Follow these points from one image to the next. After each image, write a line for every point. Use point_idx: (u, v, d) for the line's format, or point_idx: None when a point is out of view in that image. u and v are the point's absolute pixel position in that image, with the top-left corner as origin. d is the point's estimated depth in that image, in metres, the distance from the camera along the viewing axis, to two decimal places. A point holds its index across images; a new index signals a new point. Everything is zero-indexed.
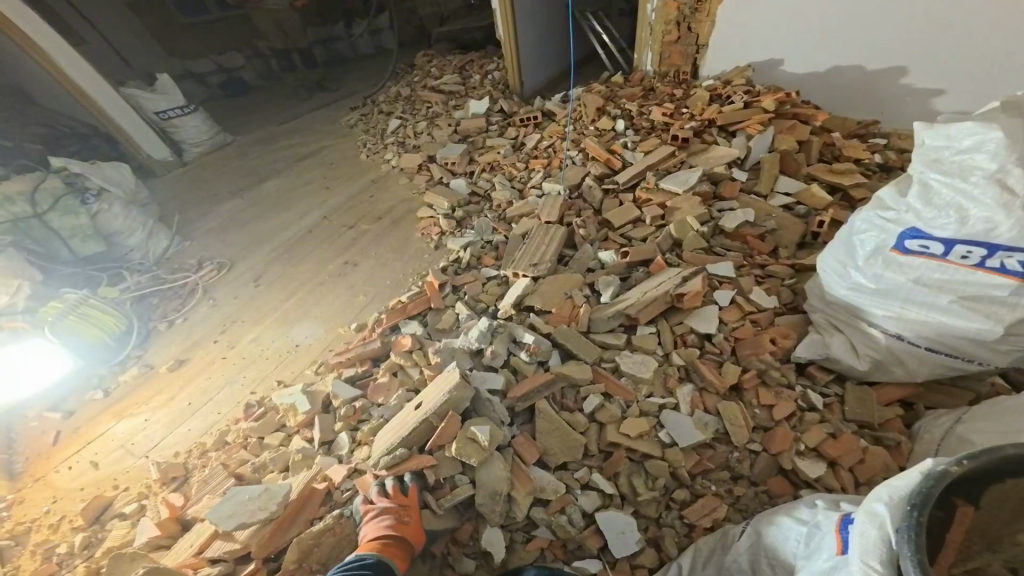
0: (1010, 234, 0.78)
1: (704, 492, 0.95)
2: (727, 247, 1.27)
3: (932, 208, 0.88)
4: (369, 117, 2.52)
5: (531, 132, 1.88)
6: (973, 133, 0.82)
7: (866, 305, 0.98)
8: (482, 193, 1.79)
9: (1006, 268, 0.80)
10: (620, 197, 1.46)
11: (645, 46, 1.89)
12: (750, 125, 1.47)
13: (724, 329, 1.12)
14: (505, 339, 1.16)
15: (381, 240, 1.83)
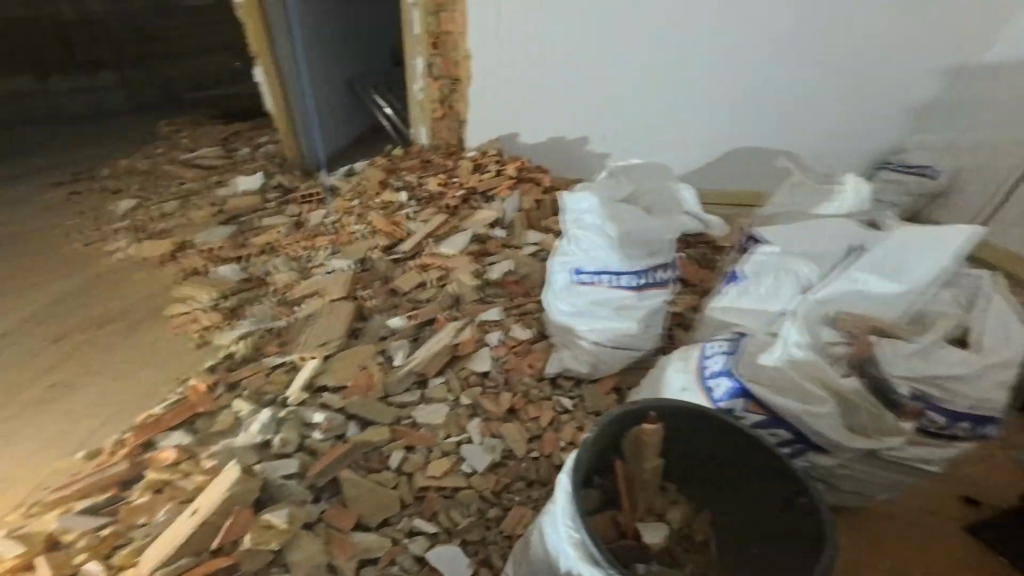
0: (619, 264, 1.18)
1: (508, 506, 1.12)
2: (496, 294, 1.49)
3: (585, 255, 1.21)
4: (85, 196, 2.11)
5: (314, 207, 1.86)
6: (587, 202, 1.19)
7: (572, 326, 1.26)
8: (258, 277, 1.63)
9: (624, 285, 1.20)
10: (406, 265, 1.57)
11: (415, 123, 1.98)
12: (502, 190, 1.76)
13: (497, 367, 1.31)
14: (295, 426, 1.16)
15: (130, 344, 1.53)
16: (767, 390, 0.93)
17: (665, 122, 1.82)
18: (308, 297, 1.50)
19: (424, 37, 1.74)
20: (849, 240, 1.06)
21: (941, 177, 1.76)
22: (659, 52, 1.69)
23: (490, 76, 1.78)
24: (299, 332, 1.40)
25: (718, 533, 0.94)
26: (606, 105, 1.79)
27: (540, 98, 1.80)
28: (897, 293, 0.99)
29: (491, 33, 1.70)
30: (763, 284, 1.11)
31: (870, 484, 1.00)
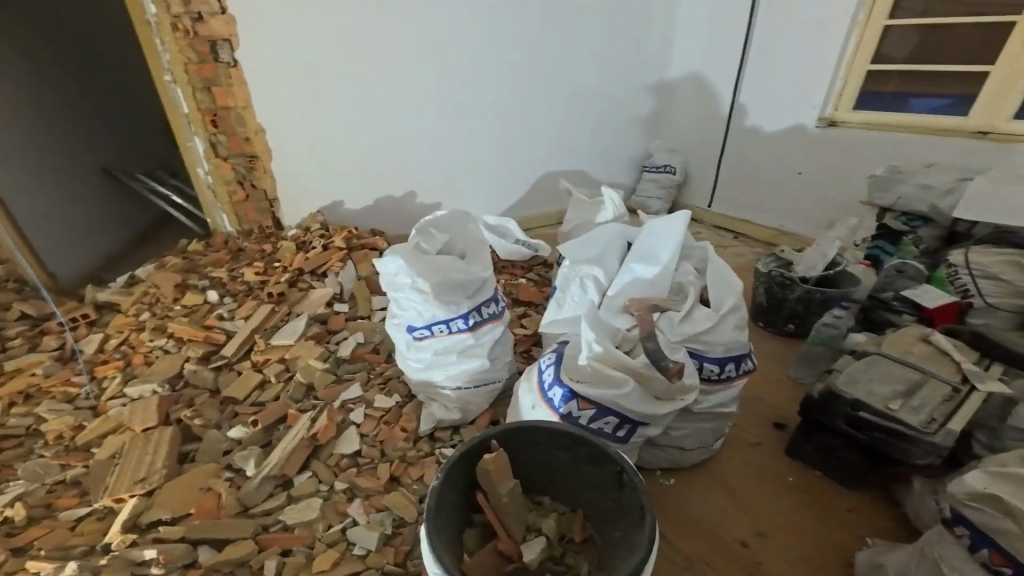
0: (444, 312, 1.19)
1: (420, 570, 0.99)
2: (352, 370, 1.42)
3: (414, 315, 1.21)
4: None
5: (87, 332, 1.54)
6: (394, 263, 1.18)
7: (429, 379, 1.27)
8: (21, 431, 1.24)
9: (458, 329, 1.21)
10: (236, 367, 1.39)
11: (216, 210, 1.90)
12: (333, 262, 1.74)
13: (369, 441, 1.23)
14: (122, 568, 0.94)
15: None
16: (590, 387, 1.00)
17: (451, 172, 2.27)
18: (108, 434, 1.22)
19: (198, 115, 1.73)
20: (620, 240, 1.32)
21: (678, 171, 2.76)
22: (426, 111, 2.08)
23: (290, 153, 1.89)
24: (105, 477, 1.11)
25: (595, 527, 0.96)
26: (398, 159, 2.11)
27: (337, 161, 1.98)
28: (656, 275, 1.20)
29: (273, 108, 1.79)
30: (572, 293, 1.26)
31: (701, 434, 1.23)
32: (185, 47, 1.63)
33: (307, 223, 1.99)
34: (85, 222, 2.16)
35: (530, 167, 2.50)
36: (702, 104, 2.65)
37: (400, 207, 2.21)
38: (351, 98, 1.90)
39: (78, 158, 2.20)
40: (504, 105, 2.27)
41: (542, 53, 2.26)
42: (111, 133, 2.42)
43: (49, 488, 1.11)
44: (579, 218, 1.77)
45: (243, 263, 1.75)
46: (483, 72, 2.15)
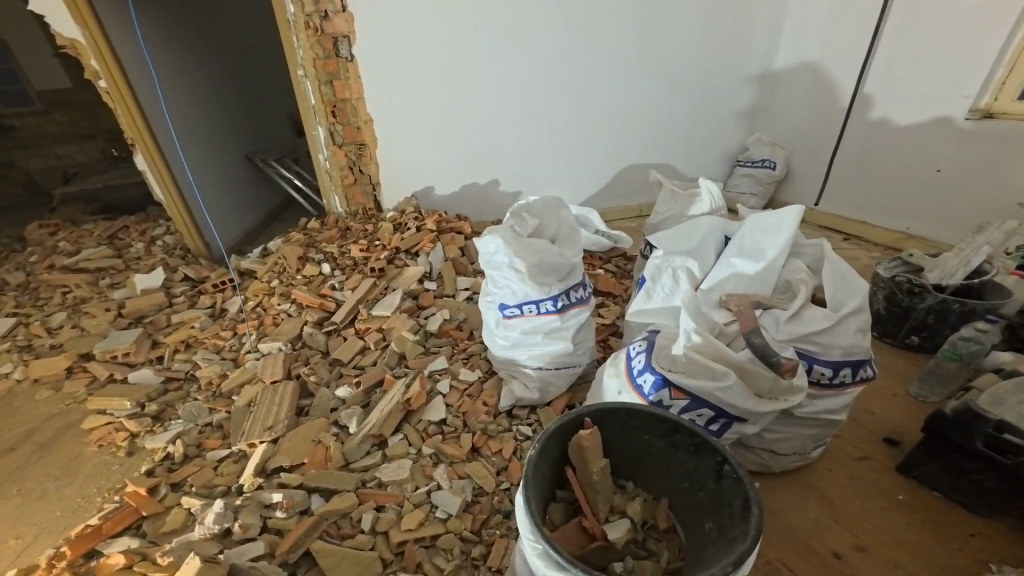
0: (535, 293, 1.22)
1: (495, 539, 1.05)
2: (439, 344, 1.52)
3: (509, 295, 1.25)
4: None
5: (230, 295, 1.80)
6: (493, 242, 1.24)
7: (512, 358, 1.32)
8: (182, 376, 1.51)
9: (547, 310, 1.24)
10: (343, 333, 1.56)
11: (330, 191, 2.12)
12: (426, 243, 1.86)
13: (453, 412, 1.31)
14: (254, 509, 1.07)
15: (19, 475, 1.28)
16: (683, 377, 0.98)
17: (541, 160, 2.32)
18: (244, 384, 1.42)
19: (321, 106, 1.93)
20: (718, 234, 1.26)
21: (779, 166, 2.55)
22: (517, 103, 2.14)
23: (398, 140, 2.05)
24: (243, 423, 1.29)
25: (678, 518, 0.96)
26: (487, 149, 2.20)
27: (438, 150, 2.12)
28: (764, 269, 1.13)
29: (384, 101, 1.96)
30: (664, 284, 1.23)
31: (799, 440, 1.14)
32: (315, 44, 1.82)
33: (404, 207, 2.15)
34: (231, 199, 2.51)
35: (614, 159, 2.46)
36: (816, 92, 2.41)
37: (487, 194, 2.30)
38: (449, 91, 2.01)
39: (227, 146, 2.56)
40: (594, 97, 2.26)
41: (637, 42, 2.20)
42: (250, 122, 2.79)
43: (199, 429, 1.32)
44: (671, 210, 1.70)
45: (349, 241, 1.93)
46: (574, 63, 2.14)
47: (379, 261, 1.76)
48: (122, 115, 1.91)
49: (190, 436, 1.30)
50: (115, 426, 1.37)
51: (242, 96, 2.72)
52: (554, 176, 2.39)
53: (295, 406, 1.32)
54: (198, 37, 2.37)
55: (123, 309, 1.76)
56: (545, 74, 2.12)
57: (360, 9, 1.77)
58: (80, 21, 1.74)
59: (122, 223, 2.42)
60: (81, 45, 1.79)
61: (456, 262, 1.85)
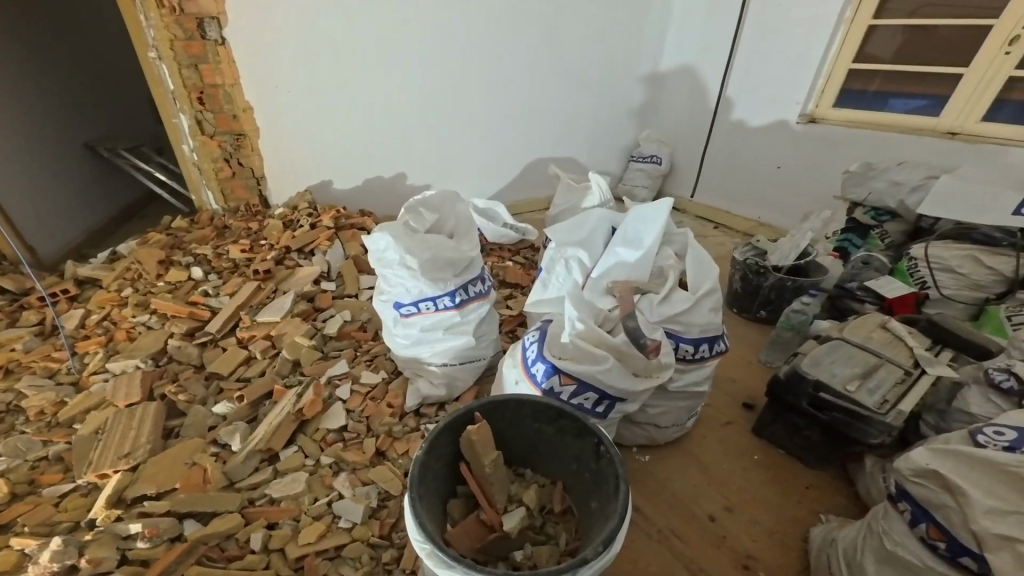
0: (431, 289, 1.21)
1: (406, 541, 1.04)
2: (339, 347, 1.45)
3: (403, 292, 1.22)
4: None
5: (69, 309, 1.52)
6: (384, 239, 1.18)
7: (415, 356, 1.31)
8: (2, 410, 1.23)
9: (445, 306, 1.24)
10: (222, 343, 1.40)
11: (201, 187, 1.87)
12: (320, 240, 1.74)
13: (356, 417, 1.26)
14: (109, 541, 0.94)
15: None
16: (572, 363, 1.05)
17: (445, 152, 2.28)
18: (91, 410, 1.22)
19: (184, 92, 1.70)
20: (605, 226, 1.36)
21: (664, 162, 2.81)
22: (415, 93, 2.05)
23: (282, 129, 1.86)
24: (92, 450, 1.10)
25: (572, 498, 1.04)
26: (387, 141, 2.09)
27: (330, 142, 1.97)
28: (640, 257, 1.25)
29: (262, 86, 1.76)
30: (557, 273, 1.30)
31: (676, 412, 1.29)
32: (172, 25, 1.59)
33: (296, 202, 1.98)
34: (65, 195, 2.11)
35: (517, 152, 2.50)
36: (692, 95, 2.69)
37: (388, 188, 2.21)
38: (339, 78, 1.87)
39: (57, 132, 2.13)
40: (494, 88, 2.25)
41: (533, 37, 2.23)
42: (92, 101, 2.37)
43: (31, 465, 1.11)
44: (569, 203, 1.78)
45: (229, 241, 1.74)
46: (472, 54, 2.11)
47: (266, 262, 1.61)
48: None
49: (21, 473, 1.08)
50: None
51: (78, 70, 2.29)
52: (458, 169, 2.37)
53: (162, 428, 1.17)
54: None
55: None
56: (444, 64, 2.06)
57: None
58: None
59: None
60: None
61: (356, 258, 1.75)
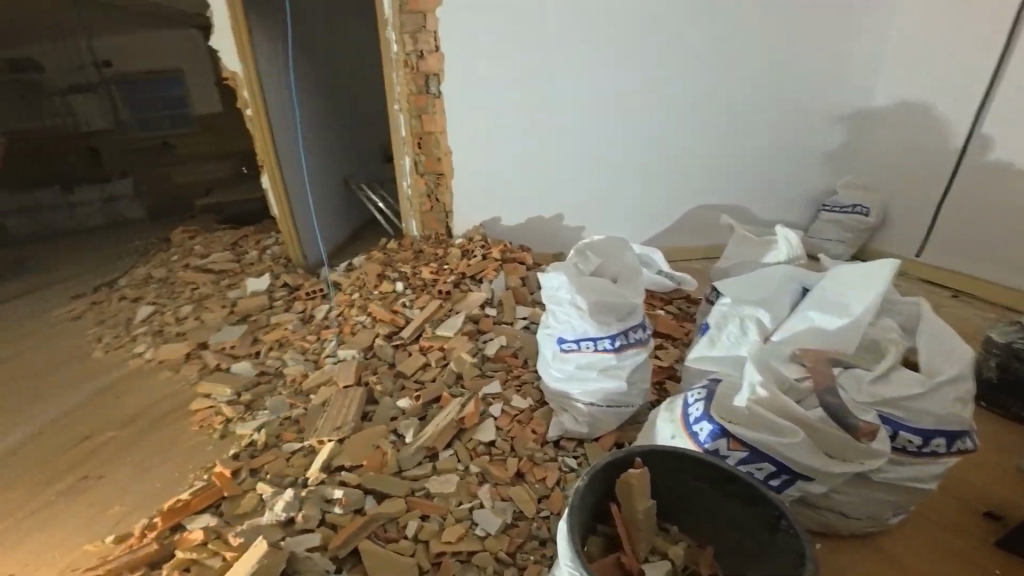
0: (594, 329, 1.26)
1: (525, 565, 1.09)
2: (494, 368, 1.58)
3: (568, 327, 1.29)
4: (102, 304, 2.24)
5: (319, 303, 1.99)
6: (557, 278, 1.31)
7: (564, 391, 1.35)
8: (271, 372, 1.68)
9: (604, 347, 1.27)
10: (408, 348, 1.67)
11: (409, 217, 2.29)
12: (488, 271, 1.94)
13: (502, 434, 1.35)
14: (316, 502, 1.16)
15: (141, 442, 1.51)
16: (743, 428, 0.97)
17: (619, 195, 2.27)
18: (321, 385, 1.57)
19: (410, 137, 2.13)
20: (792, 284, 1.22)
21: (873, 213, 2.35)
22: (603, 135, 2.15)
23: (478, 170, 2.18)
24: (316, 419, 1.43)
25: (724, 567, 0.96)
26: (563, 183, 2.21)
27: (516, 180, 2.20)
28: (841, 326, 1.08)
29: (467, 132, 2.11)
30: (729, 332, 1.23)
31: (874, 505, 1.06)
32: (410, 80, 2.03)
33: (470, 237, 2.24)
34: (330, 210, 2.75)
35: (685, 199, 2.35)
36: (915, 131, 2.22)
37: (541, 229, 2.29)
38: (536, 125, 2.11)
39: (333, 167, 2.83)
40: (683, 129, 2.19)
41: (716, 77, 2.12)
42: (357, 145, 3.08)
43: (282, 419, 1.47)
44: (741, 257, 1.54)
45: (421, 263, 2.07)
46: (650, 98, 2.11)
47: (446, 285, 1.88)
48: (258, 143, 2.23)
49: (273, 426, 1.45)
50: (218, 409, 1.57)
51: (351, 123, 3.02)
52: (626, 214, 2.31)
53: (360, 411, 1.43)
54: (325, 75, 2.74)
55: (236, 308, 2.01)
56: (627, 106, 2.11)
57: (450, 50, 1.96)
58: (243, 57, 2.09)
59: (243, 231, 2.70)
60: (240, 77, 2.15)
61: (512, 289, 1.89)
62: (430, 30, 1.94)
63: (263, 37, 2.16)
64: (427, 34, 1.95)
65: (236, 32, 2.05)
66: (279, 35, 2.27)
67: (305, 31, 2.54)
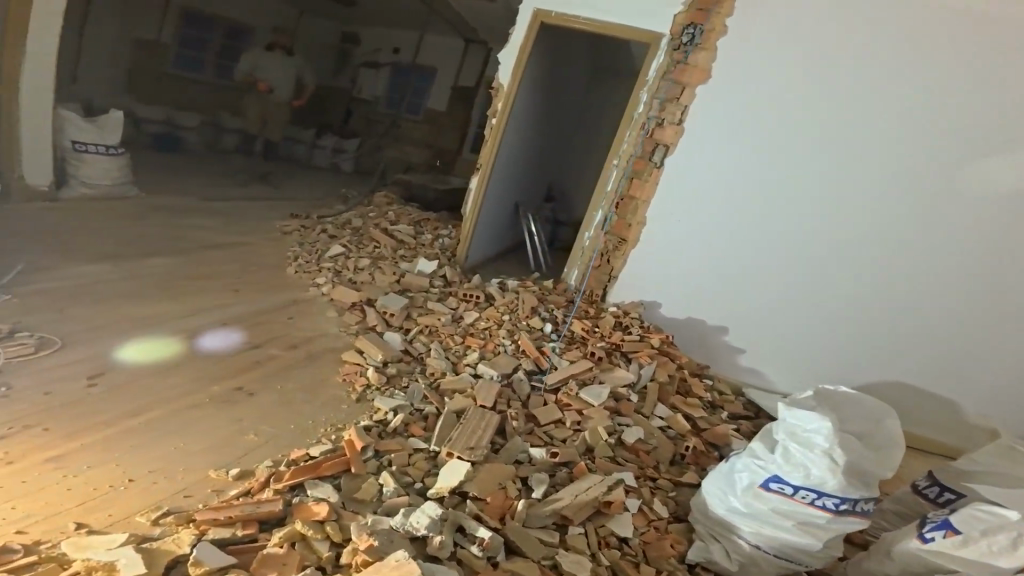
0: (831, 486, 1.12)
1: None
2: (626, 458, 1.46)
3: (801, 470, 1.15)
4: (307, 231, 2.64)
5: (472, 309, 2.00)
6: (815, 420, 1.17)
7: (738, 521, 1.21)
8: (415, 355, 1.72)
9: (824, 506, 1.13)
10: (545, 396, 1.60)
11: (575, 264, 2.38)
12: (642, 354, 1.81)
13: (637, 539, 1.24)
14: (450, 530, 1.09)
15: (298, 372, 1.62)
16: None
17: (823, 324, 1.96)
18: (456, 392, 1.54)
19: (614, 195, 2.27)
20: None
21: None
22: (826, 253, 1.91)
23: (669, 242, 2.14)
24: (449, 426, 1.39)
25: None
26: (757, 286, 2.03)
27: (704, 265, 2.10)
28: None
29: (668, 204, 2.13)
30: (996, 542, 1.16)
31: None
32: (639, 142, 2.21)
33: (626, 309, 2.19)
34: (501, 225, 2.82)
35: (880, 360, 1.91)
36: None
37: (703, 334, 2.14)
38: (752, 216, 2.00)
39: (519, 190, 2.92)
40: (944, 275, 1.78)
41: (1000, 233, 1.70)
42: (544, 178, 3.21)
43: (411, 410, 1.45)
44: (1002, 469, 1.35)
45: (571, 314, 2.00)
46: (887, 232, 1.83)
47: (597, 347, 1.79)
48: (485, 147, 2.44)
49: (405, 411, 1.44)
50: (363, 371, 1.63)
51: (551, 158, 3.22)
52: (819, 350, 1.98)
53: (491, 438, 1.37)
54: (555, 110, 2.98)
55: (402, 280, 2.12)
56: (872, 230, 1.85)
57: (692, 125, 2.05)
58: (514, 73, 2.38)
59: (427, 217, 2.90)
60: (502, 90, 2.43)
61: (655, 384, 1.73)
62: (681, 102, 2.07)
63: (534, 64, 2.49)
64: (676, 105, 2.09)
65: (518, 55, 2.37)
66: (541, 64, 2.55)
67: (562, 73, 2.83)
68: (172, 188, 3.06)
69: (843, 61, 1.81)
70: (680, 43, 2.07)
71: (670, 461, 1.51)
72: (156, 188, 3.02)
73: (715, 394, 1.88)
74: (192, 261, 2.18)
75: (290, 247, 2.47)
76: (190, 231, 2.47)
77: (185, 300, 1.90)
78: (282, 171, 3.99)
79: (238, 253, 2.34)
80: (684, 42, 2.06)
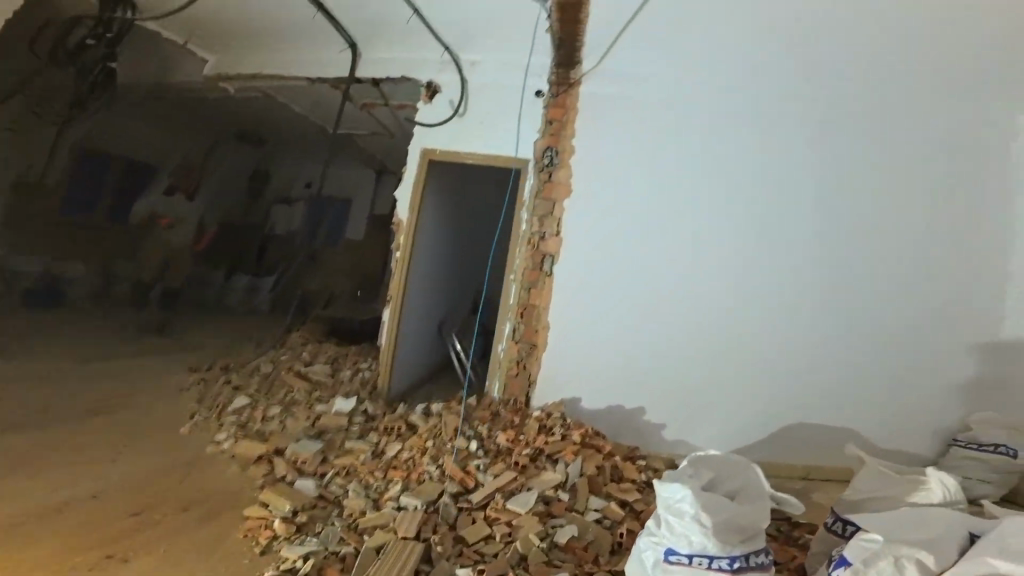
0: (714, 548, 1.18)
1: None
2: (564, 558, 1.41)
3: (686, 540, 1.21)
4: (209, 381, 2.57)
5: (394, 441, 1.98)
6: (679, 489, 1.23)
7: None
8: (331, 498, 1.65)
9: (722, 568, 1.19)
10: (473, 514, 1.56)
11: (495, 377, 2.43)
12: (567, 452, 1.84)
13: None
14: None
15: (190, 537, 1.48)
16: None
17: (711, 386, 2.29)
18: (378, 527, 1.48)
19: (515, 307, 2.41)
20: (963, 530, 1.25)
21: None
22: (697, 328, 2.30)
23: (574, 339, 2.36)
24: (369, 564, 1.34)
25: None
26: (652, 361, 2.32)
27: (608, 352, 2.34)
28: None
29: (564, 306, 2.38)
30: (881, 570, 1.18)
31: None
32: (529, 256, 2.43)
33: (550, 408, 2.29)
34: (424, 347, 2.94)
35: (769, 409, 2.28)
36: None
37: (624, 418, 2.32)
38: (636, 304, 2.33)
39: (438, 311, 3.12)
40: (780, 326, 2.28)
41: (803, 288, 2.29)
42: (460, 294, 3.48)
43: (325, 554, 1.39)
44: (879, 490, 1.53)
45: (496, 428, 2.01)
46: (734, 300, 2.29)
47: (522, 456, 1.79)
48: (394, 281, 2.56)
49: (320, 556, 1.37)
50: (270, 522, 1.53)
51: (464, 274, 3.48)
52: (717, 407, 2.28)
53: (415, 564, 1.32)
54: (461, 232, 3.27)
55: (317, 421, 2.10)
56: (722, 301, 2.30)
57: (569, 236, 2.40)
58: (412, 210, 2.61)
59: (346, 351, 2.97)
60: (403, 224, 2.62)
61: (586, 477, 1.74)
62: (556, 216, 2.42)
63: (431, 202, 2.76)
64: (553, 218, 2.43)
65: (413, 197, 2.61)
66: (437, 199, 2.81)
67: (460, 202, 3.15)
68: (63, 347, 2.90)
69: (665, 182, 2.36)
70: (544, 164, 2.45)
71: (613, 550, 1.46)
72: (40, 347, 2.82)
73: (650, 472, 1.89)
74: (76, 428, 2.05)
75: (187, 404, 2.35)
76: (74, 399, 2.30)
77: (57, 471, 1.75)
78: (176, 319, 3.92)
79: (131, 416, 2.20)
80: (546, 164, 2.45)
